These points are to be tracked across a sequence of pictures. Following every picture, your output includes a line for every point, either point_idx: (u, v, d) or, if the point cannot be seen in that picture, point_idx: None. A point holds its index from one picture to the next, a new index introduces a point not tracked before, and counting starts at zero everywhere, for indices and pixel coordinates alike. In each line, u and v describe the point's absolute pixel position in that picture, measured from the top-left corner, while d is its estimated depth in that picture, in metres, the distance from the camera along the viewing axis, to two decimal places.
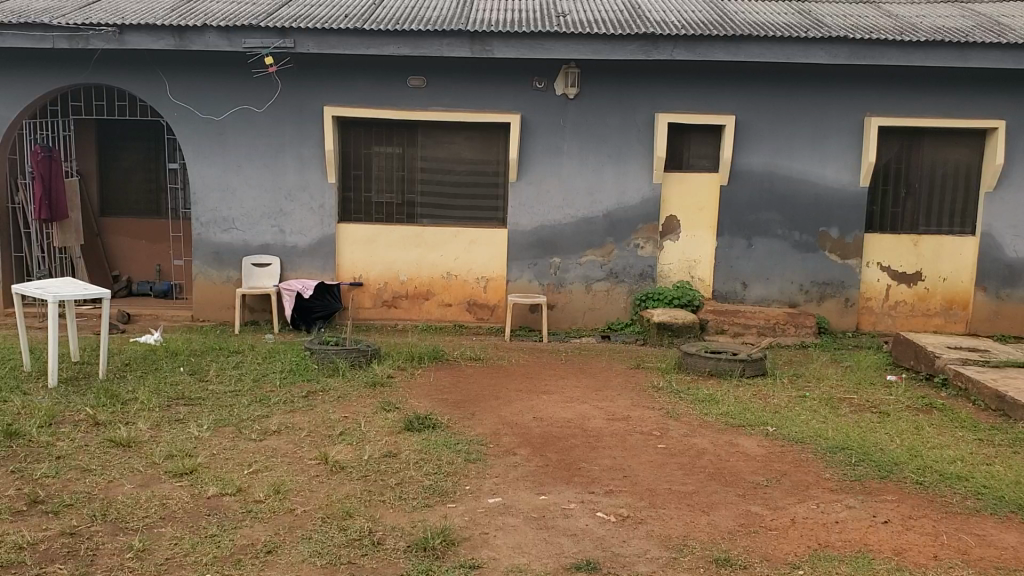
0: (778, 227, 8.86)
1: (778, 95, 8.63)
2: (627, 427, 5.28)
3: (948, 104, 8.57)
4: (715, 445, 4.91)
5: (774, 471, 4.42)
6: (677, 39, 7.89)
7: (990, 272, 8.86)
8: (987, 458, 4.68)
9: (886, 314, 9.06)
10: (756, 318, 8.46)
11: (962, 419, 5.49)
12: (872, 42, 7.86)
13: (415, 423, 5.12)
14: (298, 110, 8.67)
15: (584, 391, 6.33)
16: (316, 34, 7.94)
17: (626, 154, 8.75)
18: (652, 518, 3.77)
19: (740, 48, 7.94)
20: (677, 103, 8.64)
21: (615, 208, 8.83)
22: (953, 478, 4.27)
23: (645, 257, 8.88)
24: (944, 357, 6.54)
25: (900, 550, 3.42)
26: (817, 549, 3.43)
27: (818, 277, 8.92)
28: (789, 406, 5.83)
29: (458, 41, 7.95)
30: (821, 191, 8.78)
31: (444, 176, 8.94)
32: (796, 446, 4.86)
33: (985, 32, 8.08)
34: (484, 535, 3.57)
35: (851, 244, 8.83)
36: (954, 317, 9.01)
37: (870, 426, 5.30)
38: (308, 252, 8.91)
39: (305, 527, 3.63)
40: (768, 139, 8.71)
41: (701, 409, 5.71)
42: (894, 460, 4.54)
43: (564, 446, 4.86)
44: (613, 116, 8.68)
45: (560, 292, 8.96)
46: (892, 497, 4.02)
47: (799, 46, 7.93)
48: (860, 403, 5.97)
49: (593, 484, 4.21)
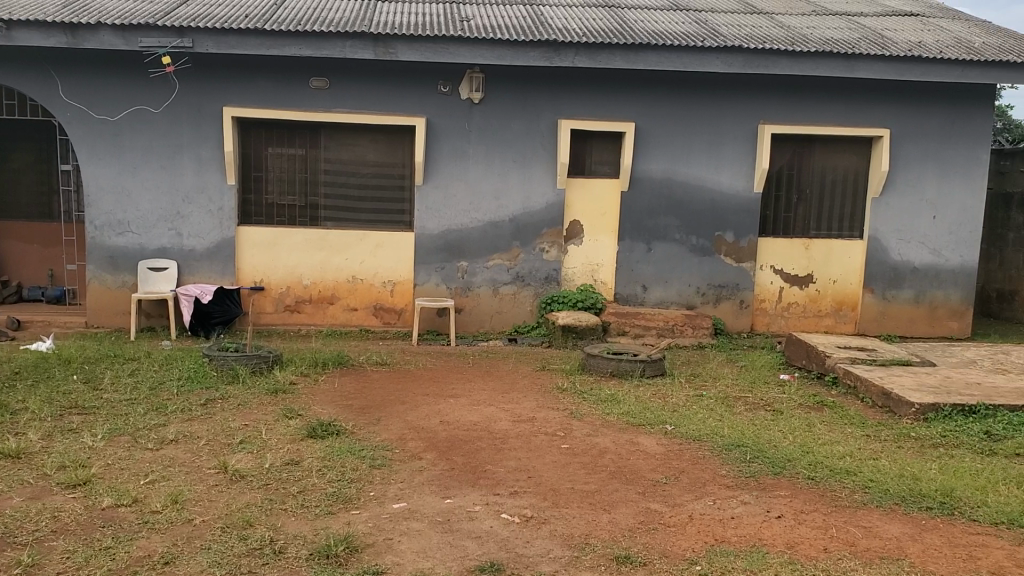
0: (676, 232, 9.08)
1: (676, 102, 8.84)
2: (532, 429, 5.34)
3: (836, 113, 8.93)
4: (616, 444, 5.01)
5: (673, 468, 4.54)
6: (578, 46, 8.02)
7: (876, 274, 9.25)
8: (873, 452, 4.89)
9: (779, 316, 9.37)
10: (656, 319, 8.66)
11: (850, 416, 5.73)
12: (764, 51, 8.13)
13: (318, 430, 5.08)
14: (197, 110, 8.48)
15: (490, 393, 6.39)
16: (215, 34, 7.79)
17: (531, 159, 8.84)
18: (556, 519, 3.82)
19: (640, 56, 8.11)
20: (579, 109, 8.77)
21: (520, 212, 8.91)
22: (842, 473, 4.46)
23: (550, 260, 8.99)
24: (833, 356, 6.81)
25: (793, 543, 3.55)
26: (713, 544, 3.54)
27: (715, 280, 9.17)
28: (687, 405, 5.99)
29: (362, 43, 7.89)
30: (716, 196, 9.04)
31: (347, 179, 8.86)
32: (694, 444, 5.00)
33: (870, 44, 8.44)
34: (388, 541, 3.56)
35: (745, 248, 9.11)
36: (843, 318, 9.38)
37: (764, 424, 5.48)
38: (207, 256, 8.73)
39: (205, 537, 3.56)
40: (667, 145, 8.92)
41: (604, 408, 5.82)
42: (787, 456, 4.72)
43: (470, 449, 4.89)
44: (517, 120, 8.76)
45: (467, 296, 8.99)
46: (785, 492, 4.18)
47: (695, 56, 8.14)
48: (755, 401, 6.19)
49: (498, 486, 4.25)
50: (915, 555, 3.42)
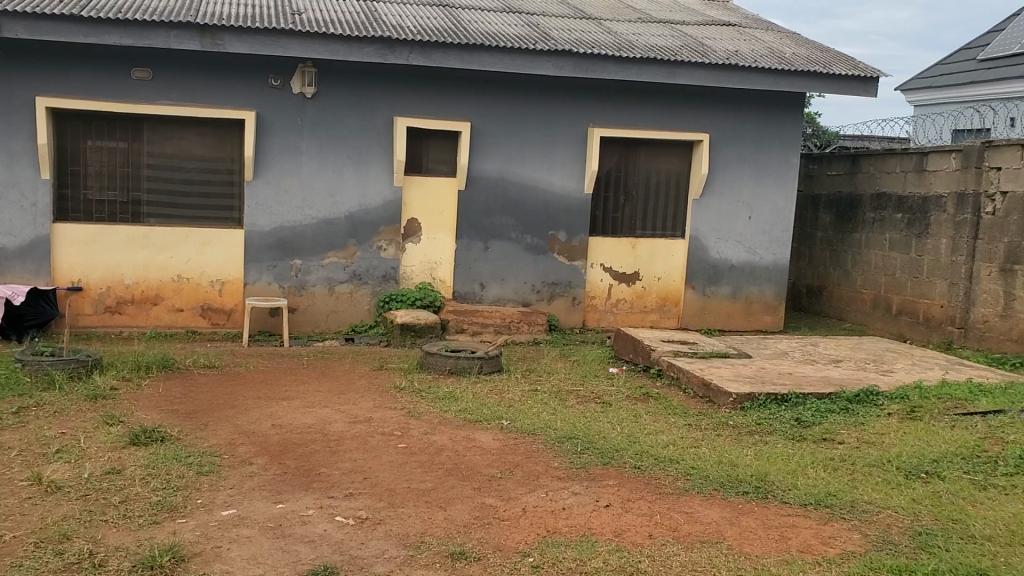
0: (511, 231, 9.22)
1: (509, 103, 8.98)
2: (368, 429, 5.31)
3: (661, 117, 9.31)
4: (452, 441, 5.06)
5: (507, 463, 4.63)
6: (412, 44, 8.02)
7: (698, 272, 9.70)
8: (695, 440, 5.15)
9: (609, 312, 9.66)
10: (492, 316, 8.77)
11: (675, 406, 5.99)
12: (593, 56, 8.38)
13: (141, 436, 4.87)
14: (5, 99, 7.94)
15: (325, 394, 6.30)
16: (25, 19, 7.31)
17: (366, 156, 8.77)
18: (391, 518, 3.83)
19: (474, 57, 8.19)
20: (413, 107, 8.77)
21: (356, 210, 8.82)
22: (666, 461, 4.67)
23: (387, 259, 8.96)
24: (659, 350, 7.11)
25: (620, 531, 3.69)
26: (545, 536, 3.63)
27: (548, 277, 9.37)
28: (521, 400, 6.11)
29: (187, 34, 7.61)
30: (549, 196, 9.25)
31: (172, 174, 8.51)
32: (528, 438, 5.11)
33: (691, 52, 8.84)
34: (217, 549, 3.47)
35: (577, 247, 9.37)
36: (667, 313, 9.79)
37: (594, 417, 5.67)
38: (19, 255, 8.20)
39: (16, 554, 3.36)
40: (501, 145, 9.04)
41: (440, 406, 5.86)
42: (616, 446, 4.90)
43: (304, 452, 4.82)
44: (351, 117, 8.67)
45: (301, 295, 8.83)
46: (613, 482, 4.34)
47: (527, 58, 8.30)
48: (586, 394, 6.38)
49: (332, 489, 4.21)
50: (732, 537, 3.60)
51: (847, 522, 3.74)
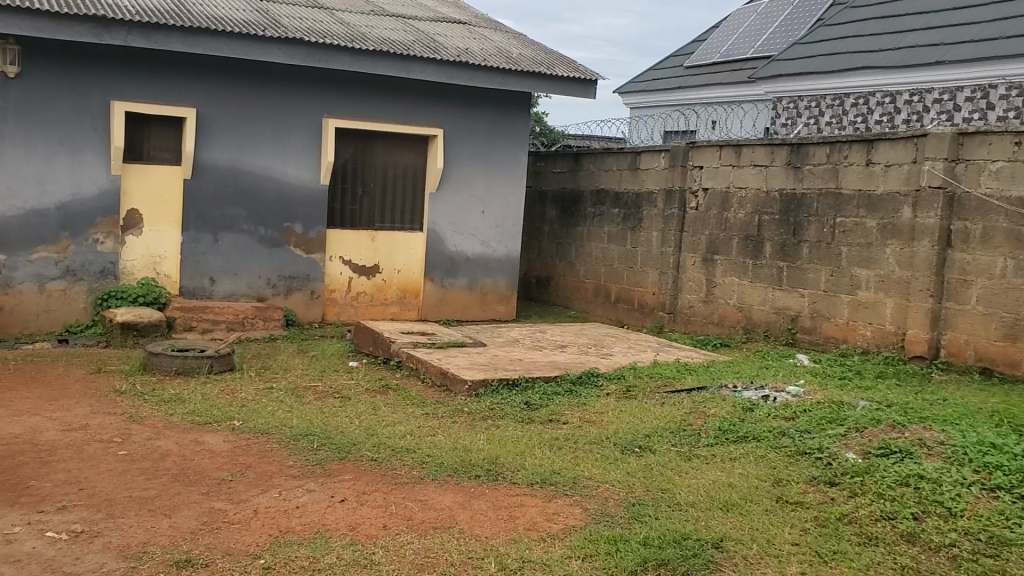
0: (244, 223, 8.75)
1: (240, 90, 8.57)
2: (85, 437, 4.94)
3: (395, 111, 9.31)
4: (180, 445, 4.82)
5: (239, 464, 4.48)
6: (130, 24, 7.50)
7: (435, 263, 9.75)
8: (431, 429, 5.23)
9: (348, 305, 9.44)
10: (224, 312, 8.35)
11: (412, 397, 6.06)
12: (325, 47, 8.25)
13: None
14: None
15: (35, 402, 5.79)
16: None
17: (80, 142, 7.94)
18: (110, 530, 3.60)
19: (198, 42, 7.80)
20: (133, 91, 8.10)
21: (69, 200, 7.97)
22: (402, 451, 4.72)
23: (105, 252, 8.17)
24: (396, 342, 7.16)
25: (355, 524, 3.69)
26: (277, 536, 3.56)
27: (285, 270, 9.01)
28: (255, 398, 5.93)
29: None
30: (283, 187, 8.89)
31: None
32: (261, 437, 4.98)
33: (423, 47, 8.94)
34: None
35: (314, 239, 9.09)
36: (407, 305, 9.74)
37: (331, 412, 5.62)
38: None
39: None
40: (232, 134, 8.58)
41: (167, 409, 5.57)
42: (352, 441, 4.88)
43: (9, 465, 4.40)
44: (61, 100, 7.81)
45: (6, 294, 7.83)
46: (349, 476, 4.33)
47: (256, 45, 8.02)
48: (323, 390, 6.30)
49: (44, 503, 3.89)
50: (463, 521, 3.70)
51: (569, 498, 3.95)
